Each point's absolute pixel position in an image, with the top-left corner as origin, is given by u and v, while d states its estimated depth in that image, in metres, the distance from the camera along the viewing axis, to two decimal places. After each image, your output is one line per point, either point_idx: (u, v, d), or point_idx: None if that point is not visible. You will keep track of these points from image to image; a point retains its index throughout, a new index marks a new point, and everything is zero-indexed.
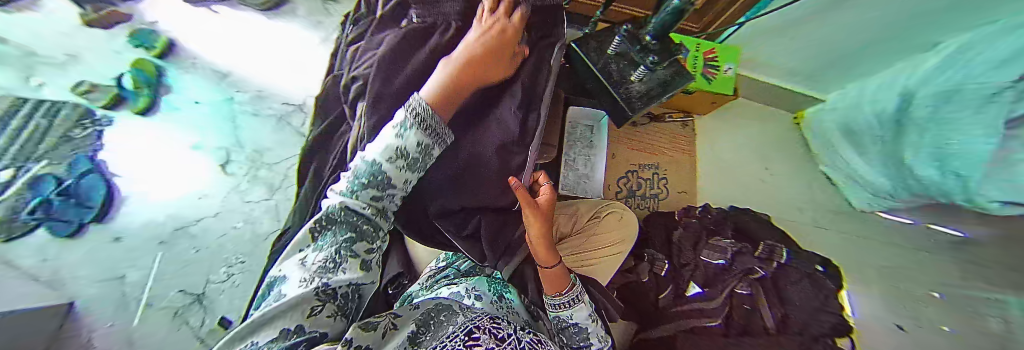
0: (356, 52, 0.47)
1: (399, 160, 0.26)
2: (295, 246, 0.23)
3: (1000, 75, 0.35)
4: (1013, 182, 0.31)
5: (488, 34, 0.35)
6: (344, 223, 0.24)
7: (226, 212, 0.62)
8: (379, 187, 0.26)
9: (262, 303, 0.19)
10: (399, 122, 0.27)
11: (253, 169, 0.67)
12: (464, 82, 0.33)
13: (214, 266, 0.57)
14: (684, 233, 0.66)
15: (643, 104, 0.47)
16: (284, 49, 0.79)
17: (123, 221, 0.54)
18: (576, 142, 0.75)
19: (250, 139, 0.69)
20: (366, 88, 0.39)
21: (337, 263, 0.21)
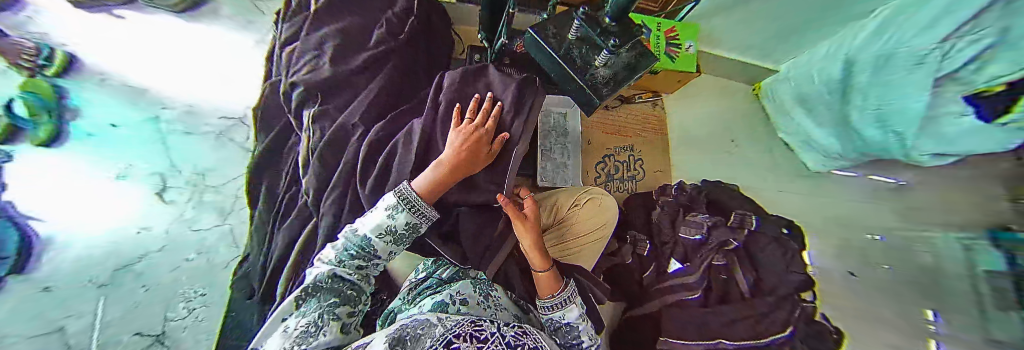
0: (292, 55, 0.60)
1: (387, 236, 0.39)
2: (282, 313, 0.33)
3: (925, 38, 0.39)
4: (942, 134, 0.36)
5: (462, 137, 0.45)
6: (328, 291, 0.35)
7: (173, 243, 0.54)
8: (363, 257, 0.40)
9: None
10: (391, 207, 0.39)
11: (197, 193, 0.60)
12: (448, 175, 0.43)
13: (171, 302, 0.51)
14: (661, 213, 0.69)
15: (610, 90, 0.49)
16: (214, 63, 0.72)
17: (51, 269, 0.40)
18: (551, 131, 0.75)
19: (188, 161, 0.61)
20: (330, 111, 0.56)
21: (319, 325, 0.32)
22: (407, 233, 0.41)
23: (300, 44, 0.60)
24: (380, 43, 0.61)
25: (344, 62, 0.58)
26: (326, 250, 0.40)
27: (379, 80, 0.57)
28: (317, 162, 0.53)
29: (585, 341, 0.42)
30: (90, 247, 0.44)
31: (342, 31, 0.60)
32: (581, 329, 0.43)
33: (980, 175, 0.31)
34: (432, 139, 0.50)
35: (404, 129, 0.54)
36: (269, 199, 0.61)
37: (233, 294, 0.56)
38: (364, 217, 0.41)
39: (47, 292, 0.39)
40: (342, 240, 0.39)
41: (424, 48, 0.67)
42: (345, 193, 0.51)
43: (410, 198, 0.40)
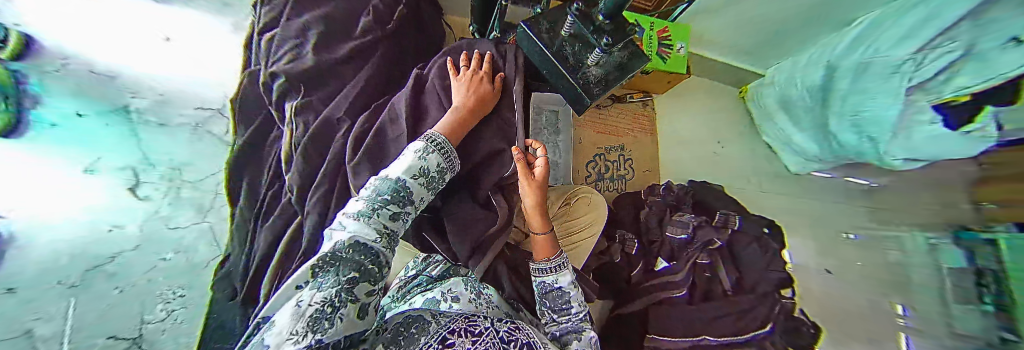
0: (271, 42, 0.58)
1: (420, 177, 0.37)
2: (294, 280, 0.26)
3: (902, 48, 0.40)
4: (914, 141, 0.37)
5: (468, 86, 0.47)
6: (348, 262, 0.28)
7: (148, 242, 0.48)
8: (398, 203, 0.35)
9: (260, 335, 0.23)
10: (420, 149, 0.38)
11: (173, 190, 0.53)
12: (463, 120, 0.44)
13: (148, 303, 0.45)
14: (649, 212, 0.71)
15: (601, 90, 0.50)
16: (184, 44, 0.64)
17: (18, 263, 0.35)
18: (542, 130, 0.81)
19: (162, 153, 0.54)
20: (313, 103, 0.54)
21: (335, 307, 0.25)
22: (439, 177, 0.39)
23: (281, 31, 0.57)
24: (365, 33, 0.59)
25: (329, 51, 0.57)
26: (355, 200, 0.33)
27: (366, 72, 0.56)
28: (302, 154, 0.51)
29: (574, 306, 0.43)
30: (57, 242, 0.39)
31: (325, 18, 0.58)
32: (572, 295, 0.44)
33: (942, 179, 0.33)
34: (417, 136, 0.48)
35: (376, 121, 0.51)
36: (250, 196, 0.59)
37: (214, 294, 0.53)
38: (393, 166, 0.37)
39: (11, 295, 0.34)
40: (371, 187, 0.34)
41: (412, 38, 0.65)
42: (332, 190, 0.50)
43: (439, 141, 0.40)
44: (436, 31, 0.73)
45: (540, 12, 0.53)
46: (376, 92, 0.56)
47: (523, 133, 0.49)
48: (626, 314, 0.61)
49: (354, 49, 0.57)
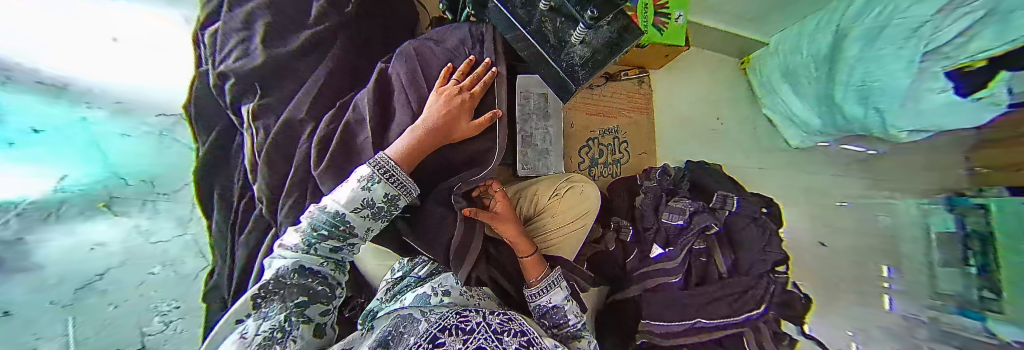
0: (215, 36, 0.53)
1: (363, 210, 0.34)
2: (237, 314, 0.28)
3: (924, 8, 0.36)
4: (926, 112, 0.35)
5: (441, 100, 0.41)
6: (295, 287, 0.31)
7: (134, 258, 0.45)
8: (338, 237, 0.35)
9: None
10: (365, 178, 0.34)
11: (149, 205, 0.49)
12: (425, 142, 0.39)
13: (143, 315, 0.44)
14: (645, 199, 0.69)
15: (587, 73, 0.47)
16: (138, 37, 0.54)
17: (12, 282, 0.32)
18: (531, 115, 0.70)
19: (130, 166, 0.48)
20: (268, 104, 0.51)
21: (286, 331, 0.28)
22: (389, 206, 0.36)
23: (223, 24, 0.52)
24: (321, 21, 0.54)
25: (281, 45, 0.52)
26: (291, 232, 0.34)
27: (327, 65, 0.52)
28: (265, 162, 0.49)
29: (571, 318, 0.44)
30: (44, 258, 0.36)
31: (273, 5, 0.52)
32: (568, 309, 0.45)
33: (943, 165, 0.31)
34: (384, 135, 0.45)
35: (346, 114, 0.48)
36: (224, 203, 0.60)
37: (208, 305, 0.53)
38: (335, 193, 0.34)
39: (9, 318, 0.31)
40: (308, 220, 0.33)
41: (378, 22, 0.60)
42: (303, 199, 0.47)
43: (387, 167, 0.35)
44: (404, 11, 0.66)
45: None
46: (343, 88, 0.54)
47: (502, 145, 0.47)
48: (621, 301, 0.62)
49: (312, 40, 0.52)
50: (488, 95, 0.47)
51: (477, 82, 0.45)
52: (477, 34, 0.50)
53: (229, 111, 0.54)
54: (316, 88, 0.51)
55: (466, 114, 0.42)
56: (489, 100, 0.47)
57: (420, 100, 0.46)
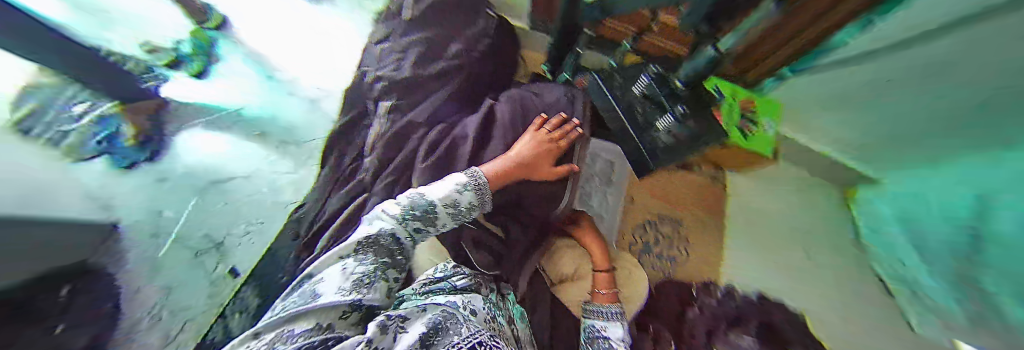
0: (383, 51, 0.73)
1: (451, 207, 0.39)
2: (342, 250, 0.31)
3: None
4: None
5: (534, 143, 0.49)
6: (384, 247, 0.34)
7: (254, 176, 0.75)
8: (422, 220, 0.38)
9: (309, 291, 0.26)
10: (461, 183, 0.40)
11: (285, 145, 0.81)
12: (512, 172, 0.46)
13: (237, 221, 0.70)
14: (700, 316, 0.60)
15: (666, 157, 0.50)
16: (337, 51, 0.93)
17: (169, 161, 0.69)
18: (593, 177, 0.74)
19: (289, 116, 0.84)
20: (399, 105, 0.65)
21: (371, 281, 0.30)
22: (469, 211, 0.40)
23: (392, 43, 0.72)
24: (456, 56, 0.69)
25: (423, 68, 0.67)
26: (390, 202, 0.39)
27: (450, 88, 0.66)
28: (382, 145, 0.62)
29: None
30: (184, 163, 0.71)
31: (428, 39, 0.69)
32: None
33: None
34: (477, 153, 0.54)
35: (454, 130, 0.59)
36: (336, 167, 0.72)
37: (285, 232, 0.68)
38: (432, 185, 0.40)
39: (166, 180, 0.67)
40: (408, 198, 0.38)
41: (491, 66, 0.74)
42: (397, 181, 0.59)
43: (480, 182, 0.41)
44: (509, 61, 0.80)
45: (615, 66, 0.59)
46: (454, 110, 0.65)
47: (569, 198, 0.56)
48: None
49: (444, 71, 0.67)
50: (569, 153, 0.55)
51: (567, 137, 0.52)
52: (568, 94, 0.58)
53: (371, 102, 0.72)
54: (435, 104, 0.64)
55: (550, 160, 0.50)
56: (569, 155, 0.55)
57: (515, 136, 0.54)
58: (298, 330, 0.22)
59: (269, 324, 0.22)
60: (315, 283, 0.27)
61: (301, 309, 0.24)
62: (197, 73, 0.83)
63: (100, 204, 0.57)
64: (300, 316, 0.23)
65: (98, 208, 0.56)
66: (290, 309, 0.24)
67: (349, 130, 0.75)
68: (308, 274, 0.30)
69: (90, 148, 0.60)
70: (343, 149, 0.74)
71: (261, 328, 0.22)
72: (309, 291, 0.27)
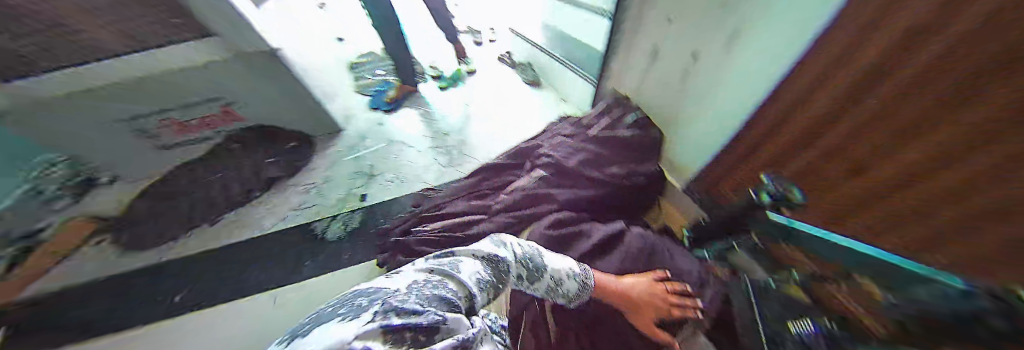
0: (560, 142, 0.91)
1: (556, 282, 0.44)
2: (477, 254, 0.38)
3: None
4: None
5: (648, 287, 0.51)
6: (499, 272, 0.38)
7: (432, 168, 1.20)
8: (528, 273, 0.42)
9: (455, 265, 0.35)
10: (574, 270, 0.47)
11: (457, 158, 1.23)
12: (619, 294, 0.48)
13: (413, 182, 1.14)
14: None
15: None
16: (522, 127, 1.36)
17: (402, 121, 1.44)
18: None
19: (472, 146, 1.28)
20: (547, 178, 0.81)
21: (485, 289, 0.35)
22: (567, 295, 0.46)
23: (577, 140, 0.88)
24: (615, 175, 0.78)
25: (586, 168, 0.80)
26: (512, 238, 0.45)
27: (592, 192, 0.77)
28: (518, 197, 0.79)
29: None
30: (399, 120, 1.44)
31: (599, 153, 0.82)
32: None
33: None
34: (590, 258, 0.61)
35: (582, 224, 0.69)
36: (476, 183, 0.95)
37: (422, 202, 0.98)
38: (549, 253, 0.47)
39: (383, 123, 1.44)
40: (528, 249, 0.45)
41: (635, 196, 0.80)
42: (515, 225, 0.73)
43: (588, 281, 0.47)
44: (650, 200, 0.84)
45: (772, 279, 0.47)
46: (585, 211, 0.75)
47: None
48: None
49: (596, 178, 0.78)
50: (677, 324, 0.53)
51: (680, 304, 0.51)
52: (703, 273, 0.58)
53: (529, 163, 0.92)
54: (574, 197, 0.76)
55: (660, 312, 0.49)
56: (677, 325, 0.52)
57: (632, 267, 0.58)
58: (450, 290, 0.30)
59: (437, 275, 0.32)
60: (460, 264, 0.35)
61: (449, 271, 0.33)
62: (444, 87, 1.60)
63: (376, 117, 1.48)
64: (448, 275, 0.32)
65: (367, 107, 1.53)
66: (443, 265, 0.34)
67: (502, 170, 0.96)
68: (451, 251, 0.37)
69: (378, 91, 1.59)
70: (489, 179, 0.96)
71: (430, 267, 0.33)
72: (453, 263, 0.35)
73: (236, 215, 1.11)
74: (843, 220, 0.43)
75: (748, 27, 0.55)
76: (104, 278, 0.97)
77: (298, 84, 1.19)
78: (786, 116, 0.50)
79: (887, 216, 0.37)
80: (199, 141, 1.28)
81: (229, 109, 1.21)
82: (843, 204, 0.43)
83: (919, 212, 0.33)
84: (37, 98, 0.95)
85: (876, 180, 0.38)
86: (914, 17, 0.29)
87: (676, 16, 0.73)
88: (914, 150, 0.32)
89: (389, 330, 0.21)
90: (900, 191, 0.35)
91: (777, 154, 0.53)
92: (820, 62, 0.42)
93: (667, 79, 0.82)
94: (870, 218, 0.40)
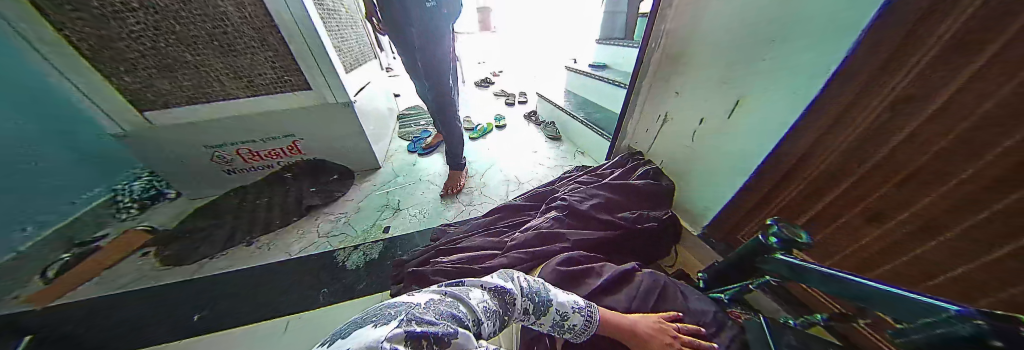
0: (574, 188, 0.99)
1: (560, 315, 0.46)
2: (484, 284, 0.44)
3: None
4: None
5: (654, 326, 0.49)
6: (501, 298, 0.42)
7: (454, 204, 1.30)
8: (531, 303, 0.45)
9: (466, 293, 0.40)
10: (579, 303, 0.48)
11: (478, 198, 1.33)
12: (622, 331, 0.48)
13: (436, 216, 1.23)
14: None
15: None
16: (539, 175, 1.48)
17: (431, 161, 1.67)
18: None
19: (492, 189, 1.39)
20: (561, 218, 0.85)
21: (491, 317, 0.39)
22: (573, 330, 0.46)
23: (588, 187, 0.97)
24: (627, 219, 0.82)
25: (600, 212, 0.85)
26: (519, 273, 0.49)
27: (605, 233, 0.79)
28: (534, 234, 0.82)
29: None
30: (430, 162, 1.67)
31: (611, 199, 0.88)
32: None
33: None
34: (598, 293, 0.59)
35: (595, 263, 0.69)
36: (494, 220, 1.01)
37: (447, 232, 1.06)
38: (555, 288, 0.50)
39: (415, 164, 1.66)
40: (528, 280, 0.48)
41: (648, 241, 0.82)
42: (531, 259, 0.75)
43: (592, 314, 0.48)
44: (665, 247, 0.84)
45: (794, 325, 0.47)
46: (598, 253, 0.76)
47: None
48: None
49: (609, 221, 0.82)
50: None
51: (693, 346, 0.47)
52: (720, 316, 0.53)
53: (544, 206, 0.98)
54: (588, 237, 0.78)
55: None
56: None
57: (642, 306, 0.55)
58: (463, 313, 0.36)
59: (452, 300, 0.38)
60: (468, 293, 0.40)
61: (459, 296, 0.39)
62: (474, 137, 1.91)
63: (410, 159, 1.71)
64: (458, 300, 0.38)
65: (404, 153, 1.79)
66: (454, 290, 0.40)
67: (516, 211, 1.03)
68: (463, 283, 0.43)
69: (417, 139, 1.89)
70: (505, 219, 1.02)
71: (442, 291, 0.39)
72: (462, 290, 0.41)
73: (268, 238, 1.15)
74: (906, 262, 0.44)
75: (747, 98, 0.66)
76: (122, 289, 0.97)
77: (355, 127, 1.45)
78: (802, 164, 0.57)
79: (949, 249, 0.38)
80: (262, 169, 1.49)
81: (296, 143, 1.44)
82: (895, 245, 0.45)
83: (986, 243, 0.35)
84: (188, 121, 1.26)
85: (926, 219, 0.40)
86: (917, 70, 0.38)
87: (683, 90, 0.86)
88: (961, 183, 0.36)
89: (410, 337, 0.28)
90: (956, 224, 0.37)
91: (803, 200, 0.58)
92: (822, 119, 0.52)
93: (675, 139, 0.92)
94: (932, 257, 0.41)
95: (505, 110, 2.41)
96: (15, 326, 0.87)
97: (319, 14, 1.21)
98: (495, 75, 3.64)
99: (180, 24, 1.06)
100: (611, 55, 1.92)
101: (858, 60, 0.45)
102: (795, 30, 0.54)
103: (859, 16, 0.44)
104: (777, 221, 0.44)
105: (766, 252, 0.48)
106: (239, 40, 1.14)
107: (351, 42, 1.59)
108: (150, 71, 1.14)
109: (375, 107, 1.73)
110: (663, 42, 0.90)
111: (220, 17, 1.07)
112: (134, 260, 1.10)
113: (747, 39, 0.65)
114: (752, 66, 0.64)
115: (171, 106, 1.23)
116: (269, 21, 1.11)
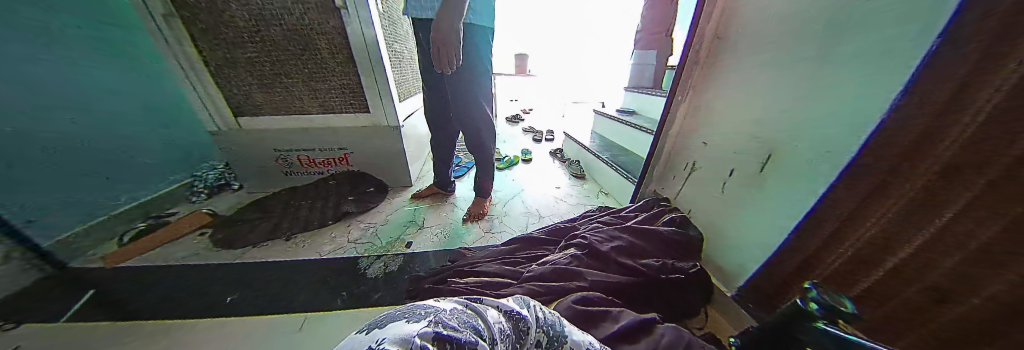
0: (596, 228, 0.99)
1: None
2: (497, 304, 0.44)
3: None
4: None
5: None
6: (514, 323, 0.42)
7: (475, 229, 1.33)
8: (544, 336, 0.44)
9: (483, 308, 0.41)
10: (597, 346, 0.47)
11: (499, 226, 1.35)
12: None
13: (456, 238, 1.26)
14: None
15: None
16: (561, 210, 1.49)
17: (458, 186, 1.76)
18: None
19: (513, 218, 1.42)
20: (579, 256, 0.85)
21: (505, 338, 0.39)
22: None
23: (609, 228, 0.96)
24: (651, 266, 0.78)
25: (621, 256, 0.83)
26: (535, 302, 0.48)
27: (627, 278, 0.76)
28: (552, 269, 0.81)
29: None
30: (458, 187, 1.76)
31: (632, 243, 0.86)
32: None
33: None
34: (617, 340, 0.56)
35: (613, 307, 0.66)
36: (511, 250, 1.02)
37: (464, 256, 1.08)
38: (571, 326, 0.49)
39: None
40: (541, 309, 0.47)
41: (673, 294, 0.77)
42: (547, 294, 0.73)
43: None
44: (691, 304, 0.78)
45: None
46: (619, 300, 0.72)
47: None
48: None
49: (631, 266, 0.79)
50: None
51: None
52: None
53: (563, 242, 0.98)
54: (607, 279, 0.75)
55: None
56: None
57: None
58: (481, 328, 0.37)
59: (474, 314, 0.39)
60: (486, 310, 0.41)
61: (478, 311, 0.40)
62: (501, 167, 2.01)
63: None
64: (476, 313, 0.39)
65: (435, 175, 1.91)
66: (474, 305, 0.41)
67: (536, 243, 1.04)
68: (479, 299, 0.44)
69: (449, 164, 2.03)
70: (524, 250, 1.02)
71: (465, 302, 0.41)
72: (481, 306, 0.42)
73: (304, 237, 1.25)
74: None
75: (778, 154, 0.66)
76: (178, 263, 1.10)
77: (398, 147, 1.61)
78: (846, 227, 0.54)
79: None
80: (313, 175, 1.67)
81: (346, 155, 1.62)
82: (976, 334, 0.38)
83: None
84: (269, 128, 1.52)
85: (1007, 303, 0.35)
86: (968, 137, 0.38)
87: (711, 141, 0.87)
88: None
89: (438, 337, 0.29)
90: None
91: (852, 268, 0.53)
92: (865, 181, 0.50)
93: (704, 189, 0.90)
94: None
95: (532, 145, 2.53)
96: (89, 280, 1.00)
97: (388, 54, 1.46)
98: (527, 113, 3.89)
99: (283, 54, 1.34)
100: (639, 101, 2.00)
101: (896, 126, 0.45)
102: (826, 92, 0.56)
103: (889, 86, 0.46)
104: (818, 286, 0.42)
105: (806, 320, 0.44)
106: (322, 69, 1.39)
107: (408, 76, 1.85)
108: (252, 86, 1.42)
109: (417, 131, 1.92)
110: (689, 95, 0.95)
111: (313, 50, 1.34)
112: (191, 239, 1.24)
113: (775, 100, 0.67)
114: (781, 124, 0.66)
115: (256, 116, 1.49)
116: (349, 57, 1.36)
